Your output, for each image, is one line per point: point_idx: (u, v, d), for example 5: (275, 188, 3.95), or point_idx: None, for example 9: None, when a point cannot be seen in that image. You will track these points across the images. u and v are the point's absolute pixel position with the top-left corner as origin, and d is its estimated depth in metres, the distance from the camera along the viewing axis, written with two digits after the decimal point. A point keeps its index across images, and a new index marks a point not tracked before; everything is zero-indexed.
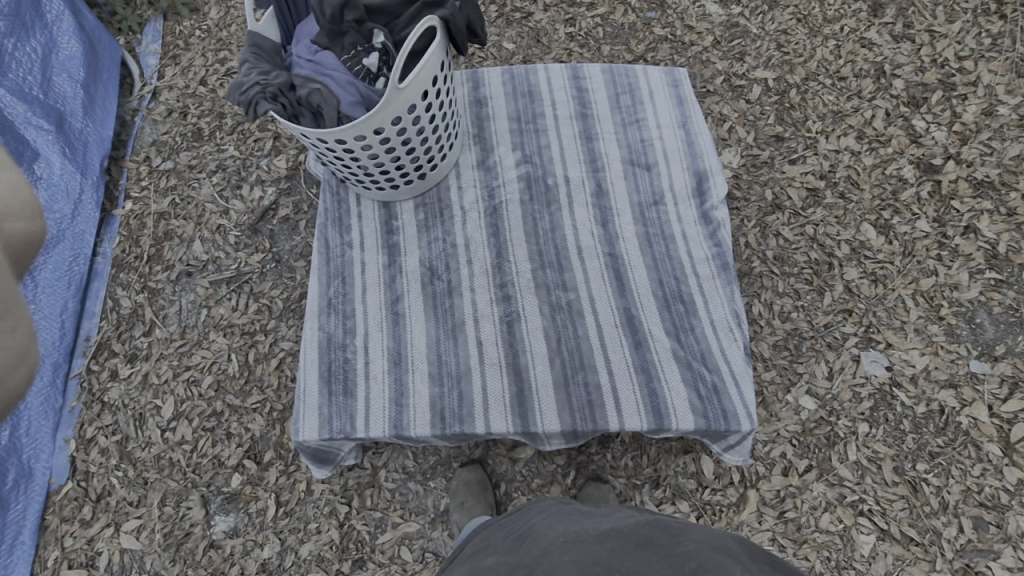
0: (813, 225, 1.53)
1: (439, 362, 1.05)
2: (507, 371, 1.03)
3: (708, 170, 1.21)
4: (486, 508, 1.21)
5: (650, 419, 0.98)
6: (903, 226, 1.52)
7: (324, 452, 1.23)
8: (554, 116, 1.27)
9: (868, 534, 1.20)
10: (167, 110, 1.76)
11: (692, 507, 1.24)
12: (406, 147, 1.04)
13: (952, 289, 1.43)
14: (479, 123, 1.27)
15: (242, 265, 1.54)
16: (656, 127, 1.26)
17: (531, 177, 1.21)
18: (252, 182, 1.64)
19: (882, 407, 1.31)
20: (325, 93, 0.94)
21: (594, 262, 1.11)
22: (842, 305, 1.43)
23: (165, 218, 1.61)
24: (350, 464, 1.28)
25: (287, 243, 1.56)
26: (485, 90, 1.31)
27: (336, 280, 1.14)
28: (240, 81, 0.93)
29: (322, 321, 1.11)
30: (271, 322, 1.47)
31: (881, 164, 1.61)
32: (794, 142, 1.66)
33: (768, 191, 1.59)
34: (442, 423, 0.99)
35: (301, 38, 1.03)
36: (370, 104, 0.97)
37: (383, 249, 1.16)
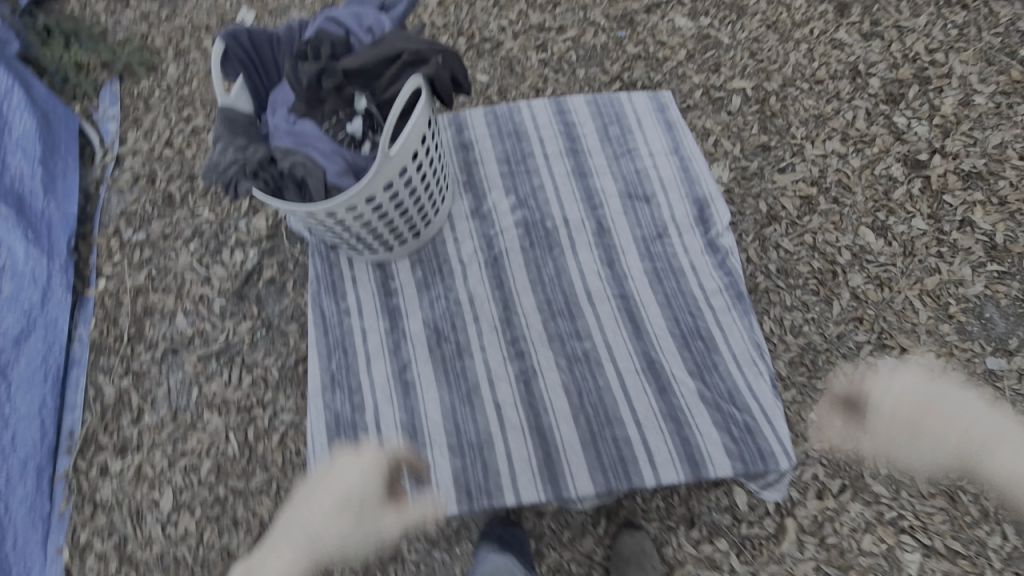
0: (811, 234, 1.52)
1: (458, 432, 0.99)
2: (531, 435, 0.98)
3: (708, 196, 1.18)
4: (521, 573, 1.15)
5: (686, 470, 0.94)
6: (900, 225, 1.51)
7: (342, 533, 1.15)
8: (543, 153, 1.23)
9: (912, 552, 1.19)
10: (132, 177, 1.66)
11: (731, 544, 1.21)
12: (398, 209, 0.99)
13: (957, 285, 1.43)
14: (467, 169, 1.22)
15: (231, 335, 1.46)
16: (648, 156, 1.23)
17: (529, 221, 1.16)
18: (231, 246, 1.56)
19: (907, 416, 1.30)
20: (309, 164, 0.88)
21: (606, 306, 1.07)
22: (852, 313, 1.42)
23: (142, 293, 1.51)
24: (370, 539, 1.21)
25: (276, 306, 1.49)
26: (468, 133, 1.26)
27: (336, 352, 1.08)
28: (217, 161, 0.87)
29: (327, 400, 1.04)
30: (269, 393, 1.39)
31: (869, 165, 1.61)
32: (781, 150, 1.65)
33: (761, 203, 1.58)
34: (469, 499, 0.94)
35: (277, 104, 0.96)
36: (357, 170, 0.92)
37: (383, 313, 1.10)
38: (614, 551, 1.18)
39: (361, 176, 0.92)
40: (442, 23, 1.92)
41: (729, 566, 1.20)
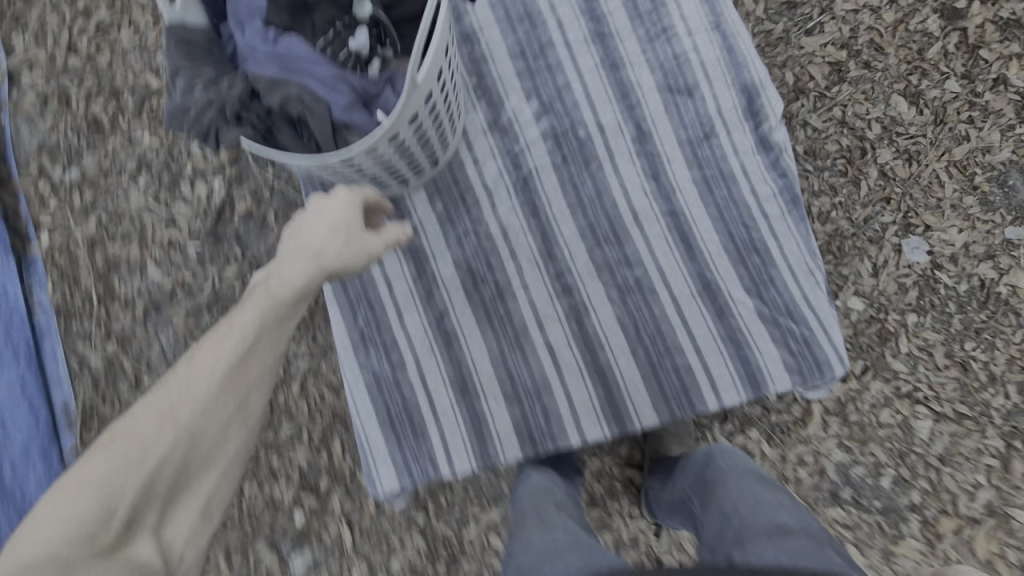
0: (841, 107, 1.41)
1: (512, 379, 0.94)
2: (589, 374, 0.94)
3: (757, 81, 1.02)
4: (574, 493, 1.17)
5: (748, 390, 0.93)
6: (933, 90, 1.41)
7: None
8: (564, 42, 1.02)
9: (924, 419, 1.28)
10: (40, 99, 1.34)
11: (761, 432, 1.29)
12: (418, 142, 0.84)
13: (984, 153, 1.38)
14: (476, 70, 1.02)
15: (218, 283, 1.29)
16: (687, 36, 1.04)
17: (557, 131, 1.00)
18: (190, 176, 1.31)
19: (928, 293, 1.33)
20: (305, 96, 0.72)
21: (654, 226, 0.97)
22: (879, 193, 1.38)
23: (99, 245, 1.30)
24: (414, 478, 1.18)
25: (261, 245, 1.29)
26: (470, 21, 1.03)
27: (361, 307, 0.97)
28: (183, 106, 0.70)
29: (362, 360, 0.96)
30: None
31: (904, 19, 1.44)
32: (808, 6, 1.45)
33: (788, 73, 1.43)
34: (533, 444, 0.93)
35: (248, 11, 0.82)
36: (367, 98, 0.79)
37: (407, 257, 0.97)
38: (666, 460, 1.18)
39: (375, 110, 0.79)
40: None
41: (761, 452, 1.28)
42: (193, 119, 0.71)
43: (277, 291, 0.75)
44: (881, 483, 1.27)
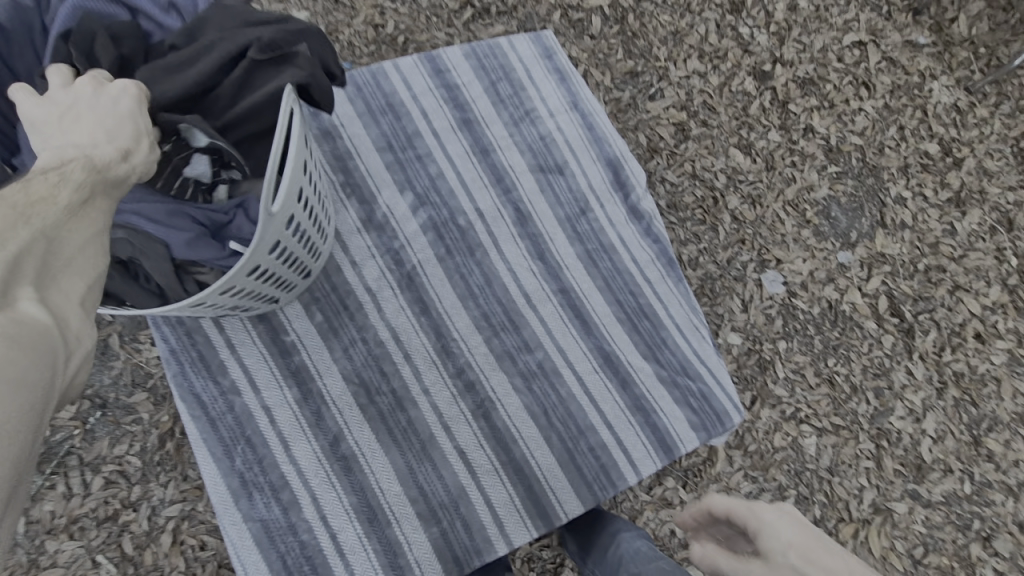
0: (690, 162, 1.56)
1: (425, 496, 0.86)
2: (506, 473, 0.89)
3: (619, 154, 1.08)
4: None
5: (662, 457, 0.93)
6: (760, 140, 1.61)
7: None
8: (431, 132, 1.02)
9: (810, 436, 1.40)
10: None
11: (676, 479, 1.32)
12: (288, 261, 0.80)
13: (808, 191, 1.58)
14: (342, 168, 0.97)
15: (50, 432, 1.07)
16: (549, 117, 1.08)
17: (437, 222, 0.97)
18: None
19: (790, 320, 1.47)
20: (134, 236, 0.74)
21: (548, 306, 0.97)
22: (735, 236, 1.52)
23: None
24: None
25: (104, 376, 1.10)
26: (330, 119, 0.99)
27: (239, 446, 0.83)
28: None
29: (246, 509, 0.81)
30: (135, 490, 1.07)
31: (726, 82, 1.64)
32: (647, 76, 1.60)
33: (640, 135, 1.56)
34: (458, 565, 0.85)
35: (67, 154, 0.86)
36: (210, 229, 0.80)
37: (288, 380, 0.87)
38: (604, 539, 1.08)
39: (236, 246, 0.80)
40: None
41: (680, 499, 1.31)
42: None
43: (107, 165, 0.60)
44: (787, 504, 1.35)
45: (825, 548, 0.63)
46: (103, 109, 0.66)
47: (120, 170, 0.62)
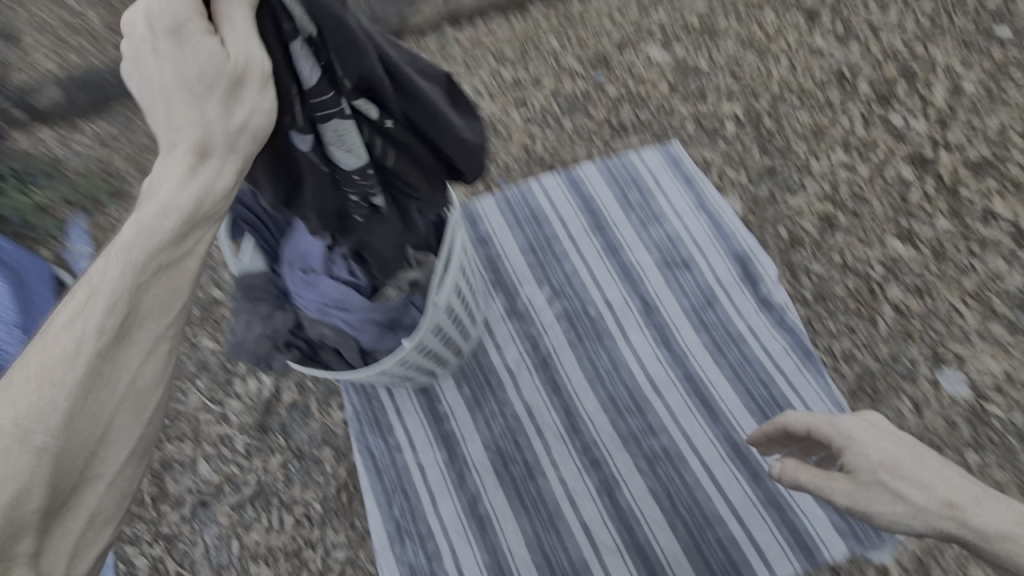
0: (839, 253, 1.49)
1: (551, 567, 0.92)
2: (630, 555, 0.91)
3: (748, 249, 1.13)
4: None
5: (802, 560, 0.89)
6: (925, 228, 1.49)
7: None
8: (568, 235, 1.18)
9: None
10: None
11: None
12: (444, 341, 0.98)
13: (993, 281, 1.41)
14: (492, 266, 1.17)
15: (262, 474, 1.35)
16: (676, 217, 1.18)
17: (570, 312, 1.10)
18: (244, 374, 1.45)
19: (981, 428, 1.28)
20: (338, 337, 0.89)
21: (673, 392, 1.01)
22: (900, 329, 1.39)
23: (157, 446, 1.40)
24: None
25: (304, 432, 1.38)
26: (484, 226, 1.21)
27: (397, 497, 0.99)
28: (241, 341, 0.84)
29: (399, 553, 0.95)
30: (316, 531, 1.29)
31: (878, 171, 1.58)
32: (786, 171, 1.62)
33: (780, 228, 1.54)
34: None
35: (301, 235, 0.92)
36: (387, 323, 0.94)
37: (439, 443, 1.02)
38: None
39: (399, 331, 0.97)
40: None
41: None
42: (242, 352, 0.85)
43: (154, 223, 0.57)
44: None
45: (954, 486, 0.73)
46: (179, 105, 0.54)
47: (182, 205, 0.57)
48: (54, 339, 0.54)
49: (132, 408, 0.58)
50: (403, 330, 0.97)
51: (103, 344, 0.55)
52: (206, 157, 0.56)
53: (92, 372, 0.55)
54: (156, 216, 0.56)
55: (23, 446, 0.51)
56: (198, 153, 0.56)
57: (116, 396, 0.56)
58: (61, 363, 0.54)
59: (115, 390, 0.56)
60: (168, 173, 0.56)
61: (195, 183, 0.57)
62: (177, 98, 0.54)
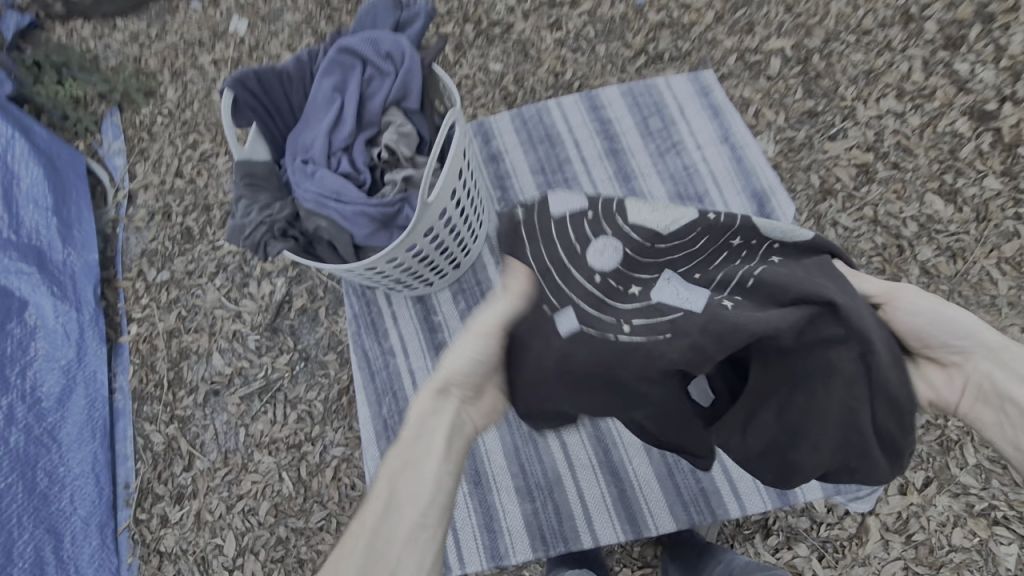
0: (871, 206, 1.41)
1: (526, 475, 1.09)
2: (602, 473, 1.07)
3: (766, 187, 1.15)
4: None
5: (774, 498, 1.02)
6: (970, 187, 1.39)
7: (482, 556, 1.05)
8: (581, 158, 1.23)
9: (1008, 545, 1.13)
10: (148, 214, 1.60)
11: (810, 548, 1.17)
12: (442, 248, 1.03)
13: None
14: (501, 183, 1.24)
15: (270, 371, 1.41)
16: (696, 148, 1.20)
17: None
18: (257, 277, 1.49)
19: None
20: (332, 229, 0.96)
21: None
22: (923, 291, 1.33)
23: (176, 335, 1.48)
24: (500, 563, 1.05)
25: (311, 336, 1.43)
26: (497, 142, 1.27)
27: (386, 397, 1.12)
28: (242, 225, 0.94)
29: (384, 449, 1.10)
30: (316, 428, 1.36)
31: (931, 122, 1.46)
32: (829, 115, 1.51)
33: (813, 176, 1.46)
34: (544, 545, 1.05)
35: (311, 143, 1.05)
36: (383, 221, 0.97)
37: (430, 352, 1.14)
38: None
39: (390, 229, 0.98)
40: (445, 9, 1.73)
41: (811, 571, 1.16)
42: (245, 234, 0.94)
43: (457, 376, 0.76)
44: None
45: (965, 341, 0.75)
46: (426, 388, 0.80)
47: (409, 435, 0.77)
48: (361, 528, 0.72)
49: (414, 549, 0.70)
50: (400, 230, 0.98)
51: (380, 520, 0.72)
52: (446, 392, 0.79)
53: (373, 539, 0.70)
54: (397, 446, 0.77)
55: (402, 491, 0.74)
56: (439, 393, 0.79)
57: (397, 542, 0.70)
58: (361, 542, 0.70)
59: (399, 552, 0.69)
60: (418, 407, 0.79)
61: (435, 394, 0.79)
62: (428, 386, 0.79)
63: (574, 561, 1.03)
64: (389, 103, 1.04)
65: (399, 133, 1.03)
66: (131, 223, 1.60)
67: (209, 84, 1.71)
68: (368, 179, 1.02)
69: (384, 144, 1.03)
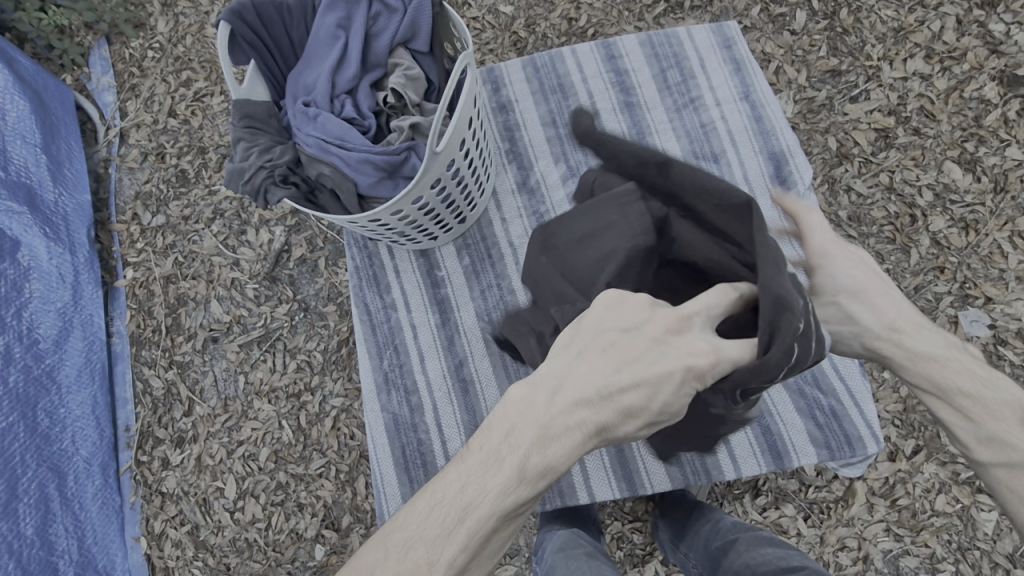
0: (888, 173, 1.37)
1: None
2: None
3: (785, 149, 1.11)
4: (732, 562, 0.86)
5: (770, 461, 1.04)
6: (991, 156, 1.35)
7: None
8: (594, 111, 1.19)
9: (989, 511, 1.16)
10: (141, 154, 1.54)
11: (798, 508, 1.20)
12: (448, 200, 1.00)
13: None
14: (510, 135, 1.20)
15: (269, 320, 1.40)
16: (715, 105, 1.15)
17: None
18: (256, 224, 1.45)
19: None
20: (336, 176, 0.93)
21: None
22: (932, 262, 1.31)
23: (173, 281, 1.46)
24: None
25: (311, 287, 1.41)
26: (507, 91, 1.22)
27: (388, 351, 1.11)
28: (240, 169, 0.90)
29: (384, 402, 1.10)
30: (316, 378, 1.36)
31: (958, 86, 1.40)
32: (853, 75, 1.44)
33: (830, 139, 1.41)
34: (542, 499, 1.07)
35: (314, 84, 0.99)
36: (387, 170, 0.93)
37: (433, 307, 1.13)
38: (778, 543, 0.84)
39: (396, 179, 0.94)
40: None
41: (796, 530, 1.19)
42: (245, 178, 0.91)
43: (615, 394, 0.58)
44: None
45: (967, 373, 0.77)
46: (587, 337, 0.60)
47: (569, 430, 0.58)
48: (455, 485, 0.60)
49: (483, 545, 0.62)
50: (405, 180, 0.95)
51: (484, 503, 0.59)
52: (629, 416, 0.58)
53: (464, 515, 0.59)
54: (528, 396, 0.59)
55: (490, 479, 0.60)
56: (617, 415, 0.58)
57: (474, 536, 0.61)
58: (453, 511, 0.59)
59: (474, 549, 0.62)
60: (579, 381, 0.58)
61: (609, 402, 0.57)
62: (606, 378, 0.57)
63: (568, 518, 1.06)
64: (396, 44, 0.99)
65: (406, 76, 0.99)
66: (124, 163, 1.54)
67: (202, 17, 1.62)
68: (373, 125, 0.98)
69: (390, 88, 0.98)
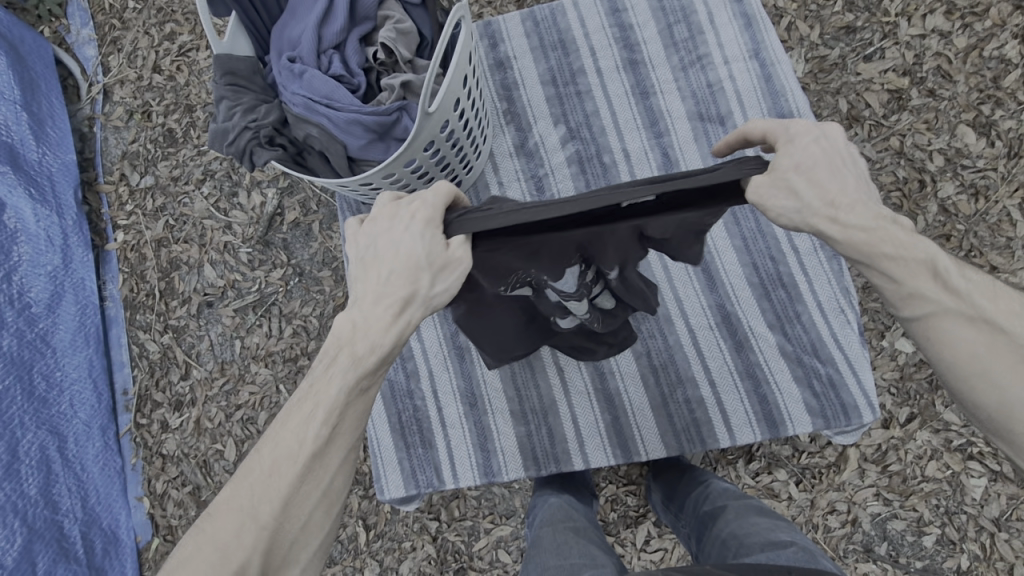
0: (898, 136, 1.33)
1: (521, 400, 1.11)
2: (597, 401, 1.10)
3: (794, 111, 1.07)
4: (721, 530, 0.86)
5: (765, 429, 1.05)
6: (1007, 120, 1.31)
7: (486, 470, 1.08)
8: (596, 70, 1.13)
9: (978, 478, 1.17)
10: (127, 112, 1.49)
11: (790, 473, 1.21)
12: (442, 163, 0.96)
13: None
14: (507, 94, 1.15)
15: (264, 285, 1.38)
16: (723, 63, 1.10)
17: (583, 156, 1.11)
18: (247, 186, 1.42)
19: None
20: (324, 137, 0.89)
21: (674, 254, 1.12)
22: (938, 230, 1.28)
23: (164, 245, 1.43)
24: (503, 478, 1.08)
25: (305, 251, 1.38)
26: (505, 46, 1.16)
27: None
28: (224, 129, 0.87)
29: None
30: (312, 343, 1.35)
31: (977, 44, 1.34)
32: (868, 32, 1.37)
33: (841, 100, 1.36)
34: (537, 465, 1.08)
35: (297, 37, 0.93)
36: (379, 131, 0.90)
37: None
38: (769, 513, 0.85)
39: (386, 140, 0.91)
40: None
41: (788, 494, 1.21)
42: (230, 138, 0.88)
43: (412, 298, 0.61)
44: (923, 542, 1.17)
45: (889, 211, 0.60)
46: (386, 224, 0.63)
47: (375, 361, 0.61)
48: (287, 444, 0.60)
49: (301, 491, 0.60)
50: (397, 142, 0.92)
51: (313, 457, 0.60)
52: (411, 303, 0.61)
53: (300, 482, 0.60)
54: (331, 357, 0.62)
55: (314, 415, 0.61)
56: (401, 306, 0.61)
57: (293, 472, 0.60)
58: (316, 416, 0.61)
59: (296, 509, 0.60)
60: (371, 321, 0.61)
61: (398, 332, 0.62)
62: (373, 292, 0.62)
63: (561, 483, 1.08)
64: None
65: (397, 30, 0.93)
66: (108, 121, 1.49)
67: None
68: (362, 82, 0.93)
69: (380, 43, 0.92)
